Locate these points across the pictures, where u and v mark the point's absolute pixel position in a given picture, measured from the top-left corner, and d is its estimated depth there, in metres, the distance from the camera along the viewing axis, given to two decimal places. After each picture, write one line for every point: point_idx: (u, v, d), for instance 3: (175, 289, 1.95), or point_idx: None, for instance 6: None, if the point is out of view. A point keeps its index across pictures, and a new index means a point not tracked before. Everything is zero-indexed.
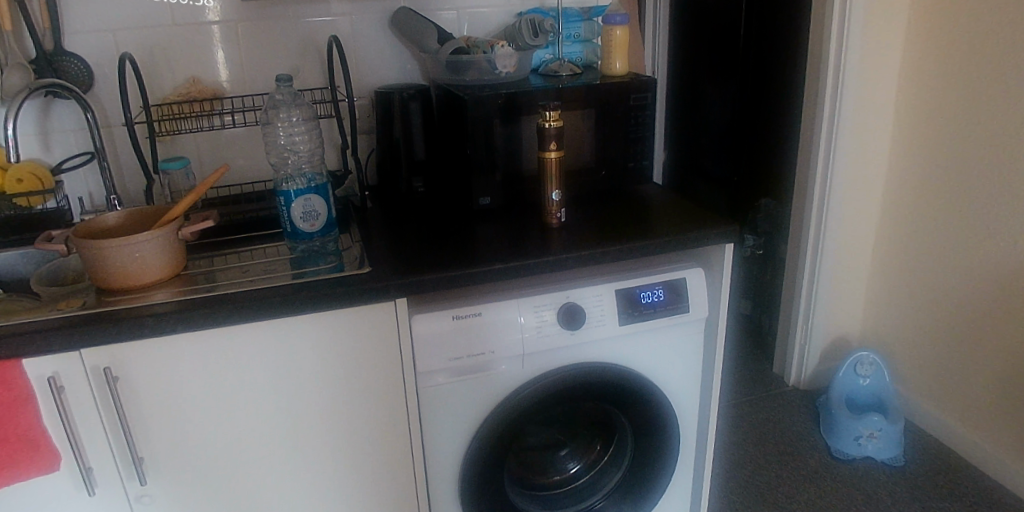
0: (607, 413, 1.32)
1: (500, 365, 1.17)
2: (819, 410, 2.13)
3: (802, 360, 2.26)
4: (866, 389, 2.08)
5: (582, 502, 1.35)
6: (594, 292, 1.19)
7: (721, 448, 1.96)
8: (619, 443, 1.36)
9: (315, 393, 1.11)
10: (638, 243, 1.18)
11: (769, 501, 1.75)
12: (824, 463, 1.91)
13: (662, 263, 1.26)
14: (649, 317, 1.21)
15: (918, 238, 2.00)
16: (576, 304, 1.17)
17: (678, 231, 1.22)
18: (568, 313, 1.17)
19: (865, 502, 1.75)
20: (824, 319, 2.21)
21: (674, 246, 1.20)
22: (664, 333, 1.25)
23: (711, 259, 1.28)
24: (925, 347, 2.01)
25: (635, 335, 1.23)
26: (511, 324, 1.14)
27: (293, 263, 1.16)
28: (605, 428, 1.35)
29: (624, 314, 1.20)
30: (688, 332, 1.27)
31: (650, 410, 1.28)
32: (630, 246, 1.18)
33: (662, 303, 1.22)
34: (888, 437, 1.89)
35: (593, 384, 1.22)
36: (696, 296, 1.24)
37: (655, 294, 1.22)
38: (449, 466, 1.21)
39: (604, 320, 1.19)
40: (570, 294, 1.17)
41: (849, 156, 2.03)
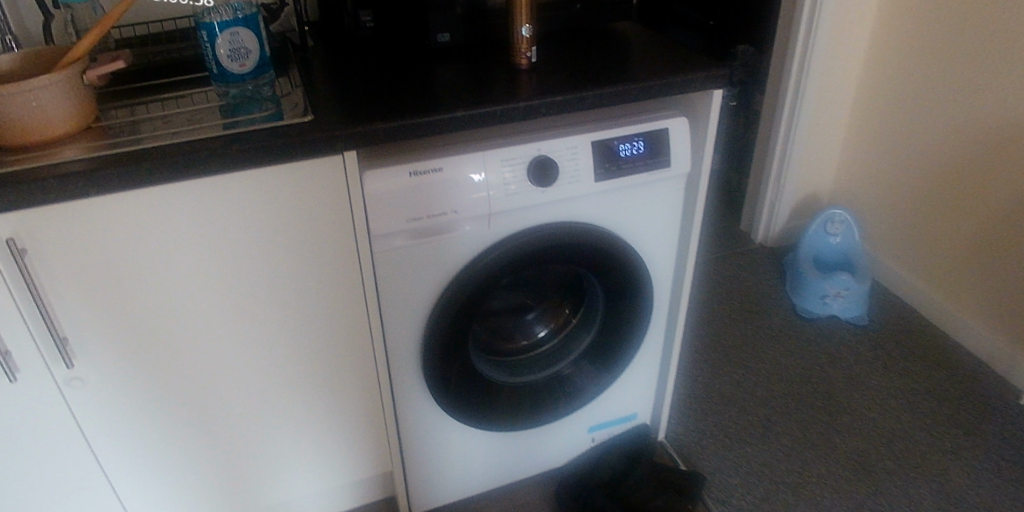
0: (576, 274, 1.25)
1: (464, 226, 1.06)
2: (785, 269, 2.11)
3: (772, 219, 2.22)
4: (835, 248, 2.05)
5: (549, 368, 1.31)
6: (568, 145, 1.06)
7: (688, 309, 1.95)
8: (588, 306, 1.30)
9: (259, 258, 1.00)
10: (617, 90, 1.05)
11: (735, 360, 1.76)
12: (789, 322, 1.92)
13: (642, 111, 1.14)
14: (626, 173, 1.11)
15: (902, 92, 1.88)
16: (549, 160, 1.05)
17: (662, 75, 1.08)
18: (539, 168, 1.05)
19: (827, 361, 1.78)
20: (798, 178, 2.14)
21: (656, 93, 1.07)
22: (641, 191, 1.16)
23: (696, 108, 1.15)
24: (897, 207, 1.98)
25: (611, 193, 1.13)
26: (475, 181, 1.02)
27: (223, 111, 1.00)
28: (574, 290, 1.29)
29: (600, 170, 1.09)
30: (667, 189, 1.17)
31: (623, 274, 1.21)
32: (608, 93, 1.04)
33: (642, 156, 1.11)
34: (854, 296, 1.90)
35: (564, 247, 1.13)
36: (678, 149, 1.13)
37: (634, 146, 1.10)
38: (411, 334, 1.14)
39: (578, 177, 1.08)
40: (541, 148, 1.05)
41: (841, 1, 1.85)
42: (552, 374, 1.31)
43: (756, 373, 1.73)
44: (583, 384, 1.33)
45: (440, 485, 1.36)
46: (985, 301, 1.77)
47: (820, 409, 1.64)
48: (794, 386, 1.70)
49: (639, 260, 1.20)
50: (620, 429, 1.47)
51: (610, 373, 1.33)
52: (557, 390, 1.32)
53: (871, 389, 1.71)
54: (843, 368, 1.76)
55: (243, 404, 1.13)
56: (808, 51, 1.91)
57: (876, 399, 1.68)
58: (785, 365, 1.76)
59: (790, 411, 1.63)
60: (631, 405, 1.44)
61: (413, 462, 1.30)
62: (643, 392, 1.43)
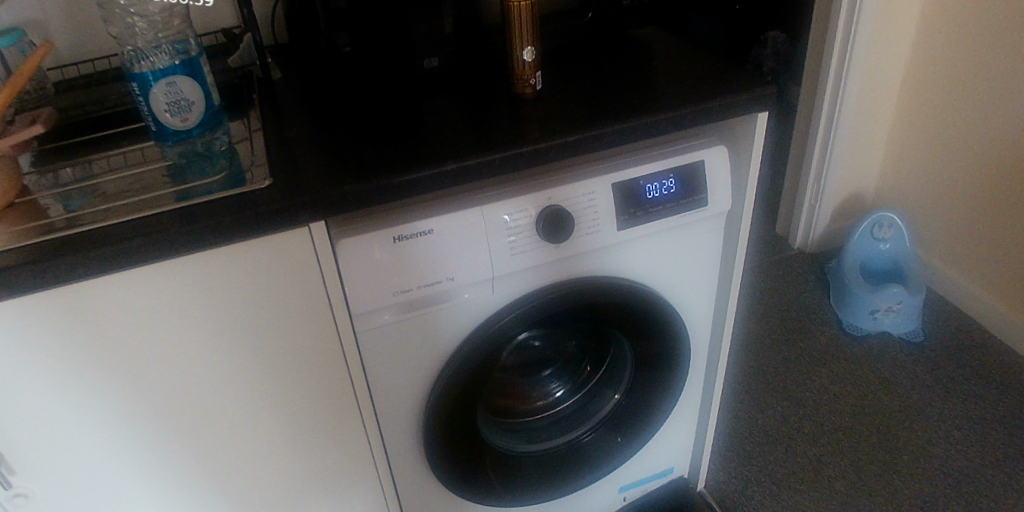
0: (597, 329, 1.08)
1: (464, 292, 0.90)
2: (828, 277, 1.92)
3: (811, 220, 2.02)
4: (884, 255, 1.86)
5: (569, 433, 1.15)
6: (583, 191, 0.89)
7: None
8: (612, 361, 1.14)
9: (222, 350, 0.84)
10: (641, 123, 0.87)
11: (778, 389, 1.58)
12: (836, 341, 1.73)
13: (671, 140, 0.95)
14: (654, 217, 0.93)
15: (958, 79, 1.66)
16: (562, 210, 0.88)
17: (693, 101, 0.89)
18: (550, 220, 0.87)
19: (881, 386, 1.58)
20: (839, 177, 1.94)
21: (688, 124, 0.89)
22: (673, 234, 0.97)
23: (736, 133, 0.97)
24: (953, 207, 1.77)
25: (637, 240, 0.95)
26: (474, 241, 0.86)
27: (168, 174, 0.84)
28: (595, 346, 1.12)
29: (623, 216, 0.91)
30: (703, 230, 0.99)
31: (654, 329, 1.03)
32: (631, 127, 0.86)
33: (673, 196, 0.93)
34: (907, 310, 1.71)
35: (583, 305, 0.96)
36: (714, 184, 0.95)
37: (663, 185, 0.92)
38: (409, 412, 0.98)
39: (598, 226, 0.90)
40: (552, 196, 0.87)
41: None
42: (574, 440, 1.15)
43: (803, 403, 1.54)
44: (609, 453, 1.15)
45: None
46: None
47: (877, 443, 1.45)
48: (845, 416, 1.51)
49: (674, 313, 1.03)
50: (654, 484, 1.29)
51: (642, 440, 1.15)
52: (579, 461, 1.14)
53: (934, 416, 1.51)
54: (900, 393, 1.57)
55: (220, 507, 0.97)
56: (850, 36, 1.69)
57: (940, 428, 1.48)
58: (836, 392, 1.57)
59: (843, 447, 1.44)
60: (666, 460, 1.25)
61: None
62: (679, 446, 1.25)
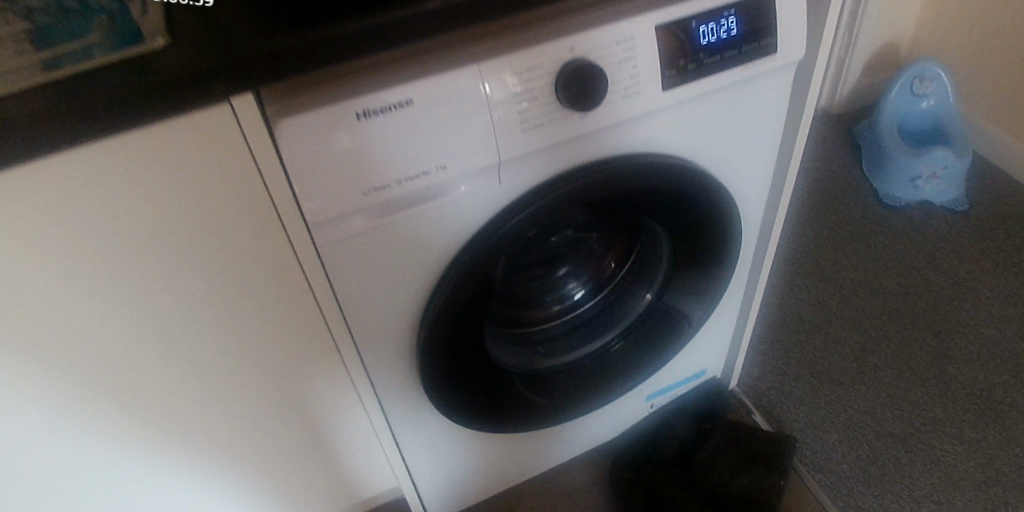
0: (629, 218, 0.85)
1: (459, 187, 0.67)
2: (860, 142, 1.70)
3: (840, 77, 1.77)
4: (924, 113, 1.62)
5: (593, 339, 0.96)
6: (615, 39, 0.64)
7: None
8: (643, 253, 0.93)
9: (139, 286, 0.62)
10: None
11: (813, 272, 1.41)
12: (872, 212, 1.54)
13: None
14: (707, 73, 0.70)
15: None
16: (588, 67, 0.64)
17: None
18: (571, 83, 0.64)
19: (925, 262, 1.41)
20: (875, 23, 1.67)
21: None
22: (730, 92, 0.74)
23: None
24: (1010, 51, 1.52)
25: (684, 103, 0.72)
26: (470, 117, 0.62)
27: (25, 35, 0.56)
28: (623, 236, 0.90)
29: (668, 71, 0.68)
30: (766, 86, 0.76)
31: (700, 216, 0.82)
32: None
33: (734, 42, 0.70)
34: (952, 174, 1.51)
35: (617, 190, 0.74)
36: (783, 23, 0.71)
37: (721, 26, 0.68)
38: (399, 340, 0.78)
39: (635, 88, 0.67)
40: (574, 48, 0.63)
41: None
42: (598, 348, 0.97)
43: (841, 287, 1.37)
44: (640, 360, 0.97)
45: (464, 485, 1.07)
46: None
47: (925, 327, 1.29)
48: (888, 298, 1.35)
49: (726, 192, 0.81)
50: (685, 389, 1.13)
51: (679, 342, 0.98)
52: (606, 372, 0.97)
53: (986, 292, 1.34)
54: (947, 269, 1.40)
55: (182, 454, 0.80)
56: None
57: (993, 305, 1.32)
58: (876, 272, 1.40)
59: (887, 333, 1.28)
60: (699, 362, 1.09)
61: (422, 471, 1.00)
62: (715, 346, 1.08)
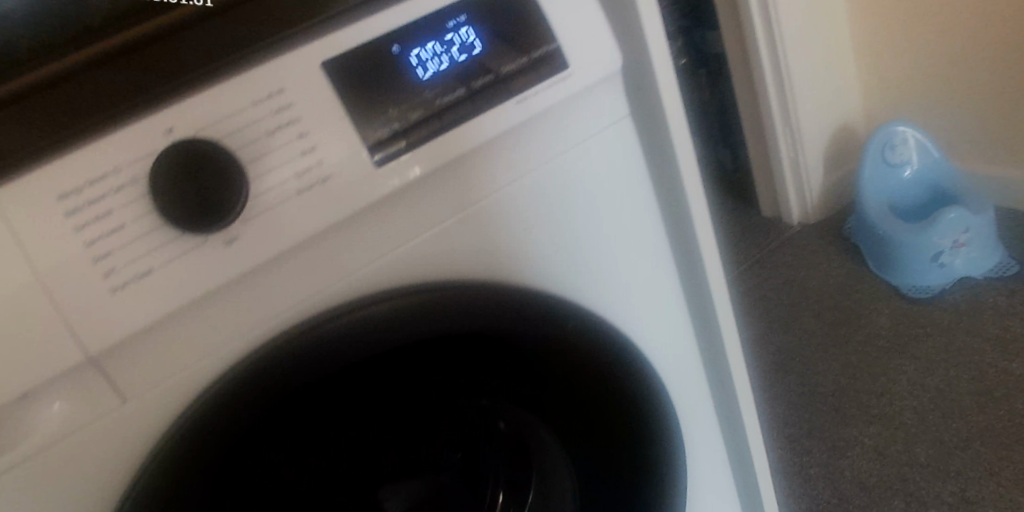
0: (476, 410, 0.54)
1: (121, 367, 0.36)
2: (856, 241, 1.43)
3: (801, 185, 1.55)
4: (912, 183, 1.36)
5: None
6: (348, 43, 0.39)
7: (750, 362, 1.25)
8: (536, 461, 0.58)
9: None
10: (361, 65, 0.39)
11: (855, 413, 1.11)
12: (902, 316, 1.25)
13: (496, 52, 0.42)
14: (554, 68, 0.43)
15: None
16: (311, 105, 0.38)
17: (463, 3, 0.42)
18: (279, 120, 0.37)
19: (1000, 354, 1.10)
20: (812, 117, 1.48)
21: (447, 23, 0.41)
22: (592, 122, 0.46)
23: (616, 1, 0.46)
24: (970, 96, 1.32)
25: (524, 126, 0.44)
26: (97, 224, 0.34)
27: None
28: (493, 447, 0.56)
29: (428, 96, 0.40)
30: (601, 165, 0.47)
31: (593, 359, 0.49)
32: (342, 55, 0.39)
33: (531, 142, 0.44)
34: (980, 238, 1.21)
35: (431, 323, 0.42)
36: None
37: (469, 35, 0.41)
38: None
39: (418, 115, 0.40)
40: (281, 78, 0.37)
41: None
42: None
43: (901, 425, 1.06)
44: None
45: None
46: None
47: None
48: (972, 418, 1.03)
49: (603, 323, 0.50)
50: None
51: None
52: None
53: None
54: None
55: None
56: None
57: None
58: (938, 388, 1.09)
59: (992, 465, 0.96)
60: None
61: None
62: None
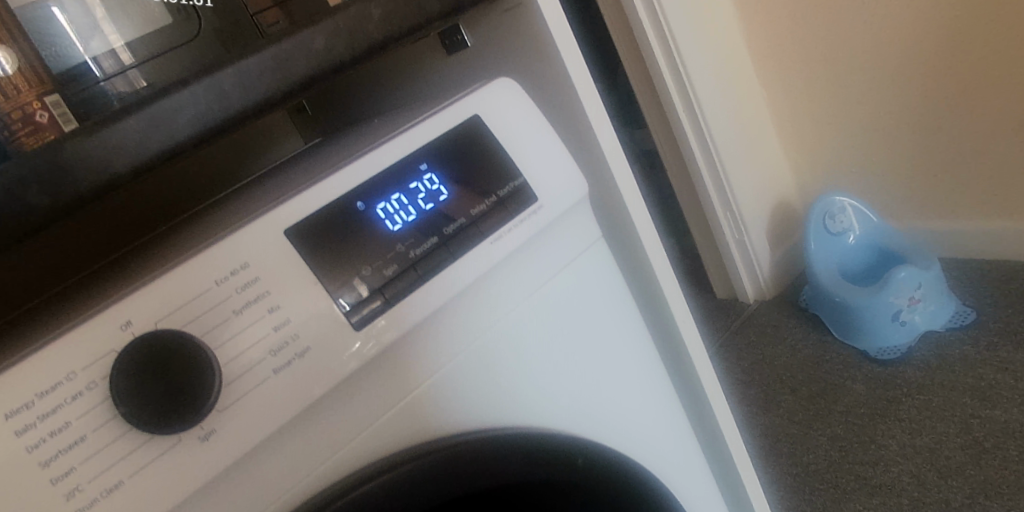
0: None
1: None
2: (814, 311, 1.46)
3: (752, 262, 1.59)
4: (856, 248, 1.41)
5: None
6: (313, 207, 0.37)
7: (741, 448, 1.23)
8: None
9: None
10: (335, 225, 0.38)
11: (854, 487, 1.08)
12: (878, 378, 1.25)
13: (467, 192, 0.41)
14: (523, 201, 0.43)
15: (813, 29, 1.36)
16: (279, 275, 0.36)
17: (431, 151, 0.41)
18: (246, 297, 0.35)
19: (981, 403, 1.11)
20: (752, 197, 1.55)
21: (416, 171, 0.41)
22: (569, 248, 0.46)
23: (573, 129, 0.48)
24: (892, 159, 1.40)
25: (505, 262, 0.43)
26: (54, 441, 0.31)
27: None
28: None
29: (401, 248, 0.39)
30: (582, 286, 0.47)
31: (612, 495, 0.46)
32: (313, 220, 0.37)
33: (511, 274, 0.43)
34: (933, 292, 1.25)
35: (439, 485, 0.40)
36: (587, 125, 0.47)
37: (433, 181, 0.41)
38: None
39: (393, 270, 0.38)
40: (243, 251, 0.35)
41: None
42: None
43: (903, 490, 1.04)
44: None
45: None
46: None
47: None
48: (970, 473, 1.02)
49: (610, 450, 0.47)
50: None
51: None
52: None
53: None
54: (1013, 398, 1.10)
55: None
56: (664, 27, 1.37)
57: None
58: (929, 447, 1.08)
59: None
60: None
61: None
62: None
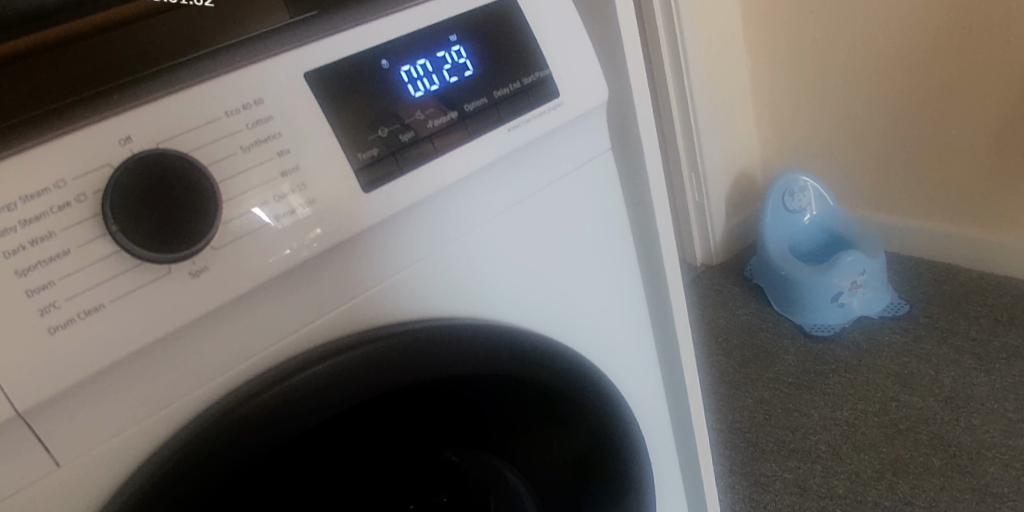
0: (441, 461, 0.50)
1: (55, 424, 0.30)
2: (758, 282, 1.51)
3: (708, 228, 1.62)
4: (809, 228, 1.46)
5: None
6: (334, 57, 0.35)
7: None
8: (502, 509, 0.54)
9: None
10: (356, 81, 0.36)
11: (772, 448, 1.14)
12: (808, 352, 1.32)
13: (493, 73, 0.40)
14: (546, 94, 0.41)
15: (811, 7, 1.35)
16: (293, 120, 0.34)
17: (458, 22, 0.39)
18: (256, 135, 0.33)
19: (901, 388, 1.19)
20: (720, 165, 1.57)
21: (444, 40, 0.39)
22: (579, 153, 0.45)
23: (600, 35, 0.46)
24: (859, 149, 1.44)
25: (518, 154, 0.41)
26: (33, 250, 0.28)
27: None
28: (457, 502, 0.52)
29: (420, 115, 0.37)
30: (584, 196, 0.46)
31: (582, 405, 0.47)
32: (336, 67, 0.35)
33: (521, 170, 0.42)
34: (874, 280, 1.31)
35: (431, 366, 0.39)
36: (616, 32, 0.45)
37: (461, 54, 0.39)
38: None
39: (409, 136, 0.37)
40: (257, 87, 0.33)
41: None
42: None
43: (818, 457, 1.11)
44: None
45: None
46: None
47: (947, 469, 1.04)
48: (882, 450, 1.09)
49: (587, 363, 0.47)
50: None
51: None
52: None
53: (990, 396, 1.13)
54: (929, 388, 1.17)
55: None
56: None
57: (1005, 404, 1.11)
58: (848, 421, 1.15)
59: (904, 494, 1.02)
60: None
61: None
62: None
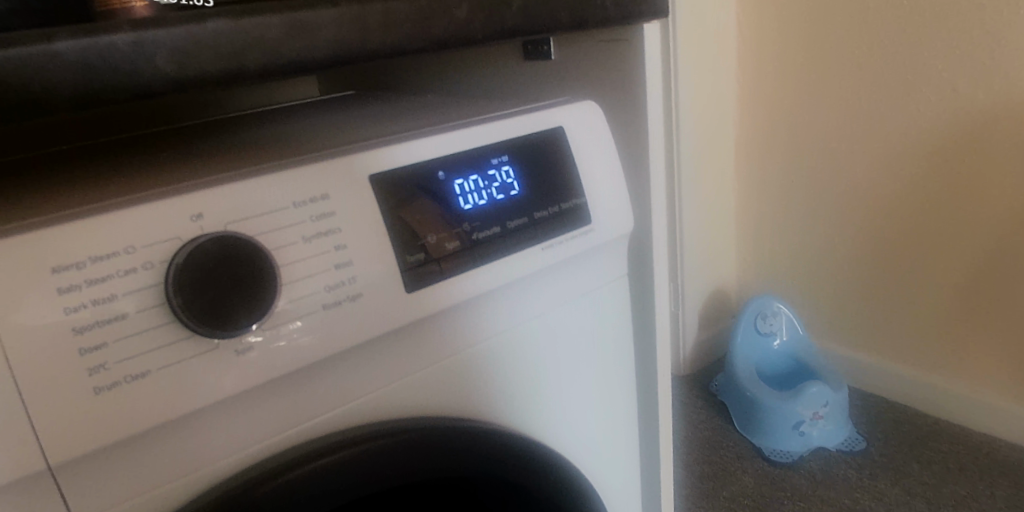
0: None
1: (76, 480, 0.30)
2: (722, 399, 1.54)
3: (680, 339, 1.66)
4: (776, 353, 1.51)
5: None
6: (400, 164, 0.38)
7: None
8: None
9: None
10: (414, 185, 0.38)
11: None
12: (766, 476, 1.33)
13: (534, 196, 0.43)
14: (578, 220, 0.44)
15: (801, 147, 1.45)
16: (354, 216, 0.36)
17: (512, 144, 0.43)
18: (318, 227, 0.35)
19: None
20: (698, 281, 1.62)
21: (498, 159, 0.42)
22: (597, 275, 0.48)
23: (633, 169, 0.50)
24: (832, 285, 1.51)
25: (546, 272, 0.44)
26: (93, 311, 0.29)
27: None
28: None
29: (466, 227, 0.40)
30: (594, 316, 0.48)
31: None
32: (398, 171, 0.38)
33: (543, 287, 0.44)
34: (835, 413, 1.34)
35: (441, 462, 0.39)
36: (648, 171, 0.49)
37: (508, 174, 0.42)
38: None
39: (453, 245, 0.39)
40: (328, 183, 0.35)
41: (697, 63, 1.42)
42: None
43: None
44: None
45: None
46: (991, 370, 1.32)
47: None
48: None
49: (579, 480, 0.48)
50: None
51: None
52: None
53: None
54: None
55: None
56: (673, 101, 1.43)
57: None
58: None
59: None
60: None
61: None
62: None
